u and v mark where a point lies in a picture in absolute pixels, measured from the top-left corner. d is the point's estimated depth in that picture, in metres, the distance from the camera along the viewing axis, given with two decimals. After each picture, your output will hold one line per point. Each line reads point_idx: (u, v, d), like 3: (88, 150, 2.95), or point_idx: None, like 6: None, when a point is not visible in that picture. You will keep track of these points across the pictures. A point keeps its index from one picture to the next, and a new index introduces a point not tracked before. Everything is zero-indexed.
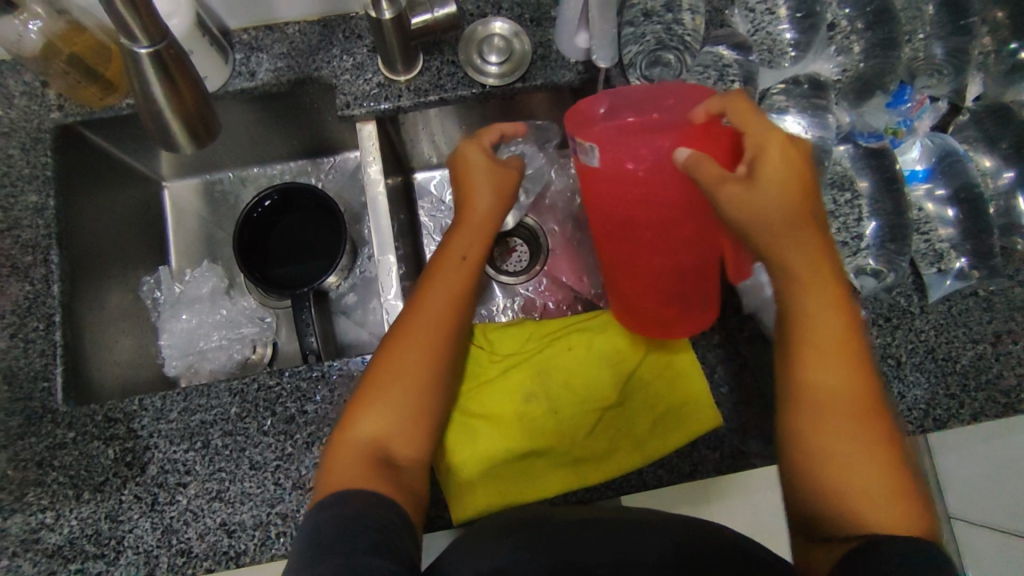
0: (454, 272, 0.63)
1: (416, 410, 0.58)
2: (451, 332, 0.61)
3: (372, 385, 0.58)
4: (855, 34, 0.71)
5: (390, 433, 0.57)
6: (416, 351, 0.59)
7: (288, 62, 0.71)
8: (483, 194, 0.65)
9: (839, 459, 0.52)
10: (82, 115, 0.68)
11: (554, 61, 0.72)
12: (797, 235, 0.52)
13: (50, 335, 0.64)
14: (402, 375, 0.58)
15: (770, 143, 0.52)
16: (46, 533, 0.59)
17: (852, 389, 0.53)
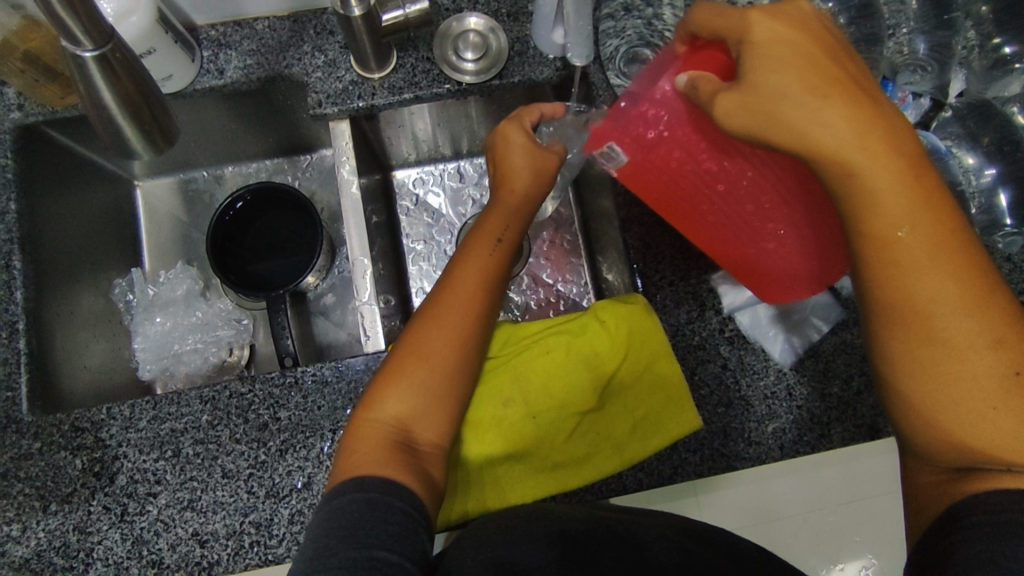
0: (489, 253, 0.62)
1: (447, 389, 0.56)
2: (478, 305, 0.59)
3: (394, 363, 0.57)
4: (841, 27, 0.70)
5: (418, 415, 0.55)
6: (440, 330, 0.57)
7: (258, 59, 0.69)
8: (520, 177, 0.65)
9: (946, 385, 0.44)
10: (44, 115, 0.67)
11: (532, 57, 0.71)
12: (840, 118, 0.44)
13: (13, 343, 0.62)
14: (423, 351, 0.56)
15: (755, 33, 0.44)
16: (12, 546, 0.58)
17: (948, 299, 0.44)
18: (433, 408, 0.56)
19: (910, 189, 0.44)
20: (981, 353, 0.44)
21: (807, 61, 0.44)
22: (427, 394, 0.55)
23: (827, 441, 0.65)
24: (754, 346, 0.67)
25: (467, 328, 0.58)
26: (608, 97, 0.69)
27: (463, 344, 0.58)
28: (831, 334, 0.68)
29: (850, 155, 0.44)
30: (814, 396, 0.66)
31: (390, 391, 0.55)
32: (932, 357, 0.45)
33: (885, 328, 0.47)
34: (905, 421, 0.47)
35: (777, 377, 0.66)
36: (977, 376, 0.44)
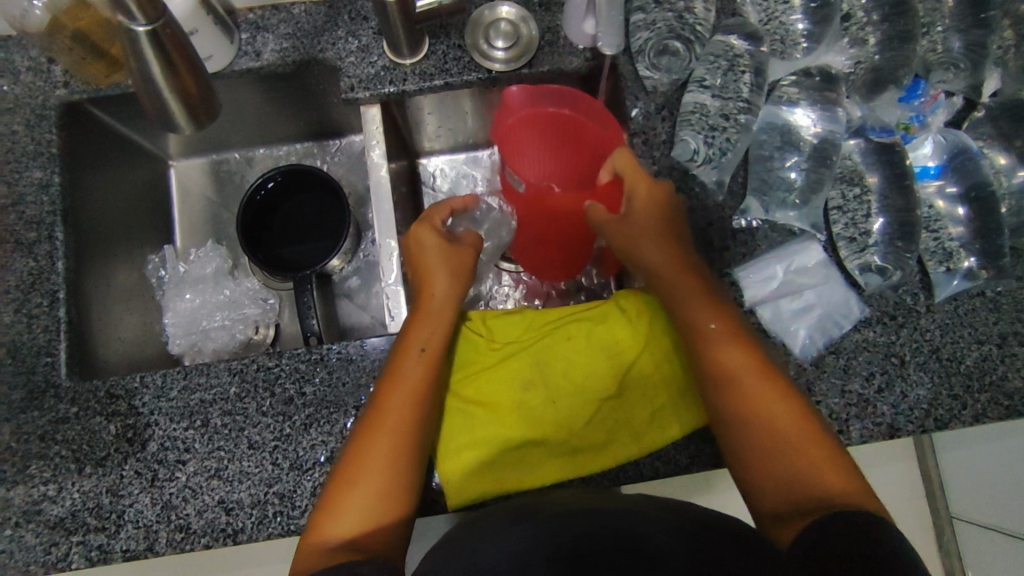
0: (414, 366, 0.59)
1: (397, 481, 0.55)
2: (418, 412, 0.57)
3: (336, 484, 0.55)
4: (871, 25, 0.70)
5: (367, 520, 0.53)
6: (375, 447, 0.55)
7: (293, 43, 0.71)
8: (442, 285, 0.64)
9: (774, 458, 0.55)
10: (89, 92, 0.68)
11: (562, 48, 0.72)
12: (663, 251, 0.65)
13: (54, 312, 0.64)
14: (368, 459, 0.55)
15: (640, 183, 0.66)
16: (48, 505, 0.60)
17: (762, 387, 0.58)
18: (384, 518, 0.54)
19: (703, 295, 0.62)
20: (795, 424, 0.56)
21: (654, 211, 0.65)
22: (373, 503, 0.54)
23: (846, 438, 0.66)
24: (775, 340, 0.67)
25: (408, 438, 0.57)
26: (638, 89, 0.72)
27: (404, 452, 0.56)
28: (853, 331, 0.68)
29: (673, 277, 0.63)
30: (834, 393, 0.67)
31: (339, 508, 0.54)
32: (756, 435, 0.56)
33: (715, 398, 0.59)
34: (756, 494, 0.56)
35: (797, 372, 0.67)
36: (793, 441, 0.55)
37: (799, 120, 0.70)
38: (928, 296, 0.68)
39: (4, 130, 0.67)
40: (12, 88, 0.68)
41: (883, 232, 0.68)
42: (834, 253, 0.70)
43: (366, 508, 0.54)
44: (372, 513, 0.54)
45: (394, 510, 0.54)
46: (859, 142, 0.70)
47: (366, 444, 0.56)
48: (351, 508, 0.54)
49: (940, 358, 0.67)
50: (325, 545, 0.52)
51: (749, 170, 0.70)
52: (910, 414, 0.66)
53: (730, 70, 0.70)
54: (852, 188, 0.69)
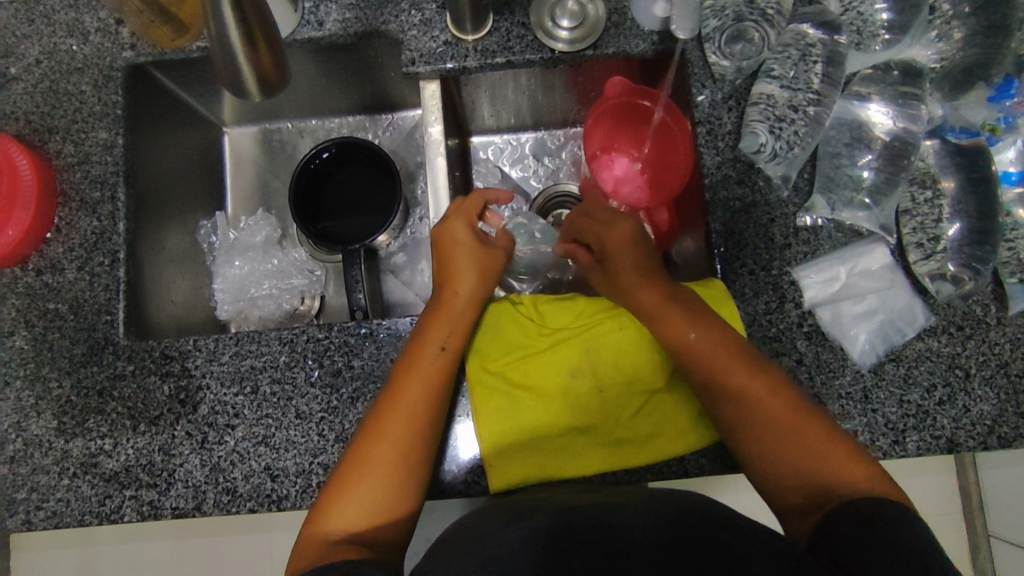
0: (431, 364, 0.58)
1: (400, 477, 0.55)
2: (429, 410, 0.57)
3: (341, 473, 0.55)
4: (958, 19, 0.66)
5: (373, 509, 0.53)
6: (385, 443, 0.55)
7: (356, 13, 0.70)
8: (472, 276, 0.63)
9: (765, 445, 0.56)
10: (153, 55, 0.69)
11: (628, 29, 0.69)
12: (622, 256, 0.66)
13: (114, 271, 0.65)
14: (379, 453, 0.55)
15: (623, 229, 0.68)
16: (104, 458, 0.62)
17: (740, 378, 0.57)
18: (389, 509, 0.54)
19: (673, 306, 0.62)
20: (777, 402, 0.57)
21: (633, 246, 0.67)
22: (376, 495, 0.54)
23: (901, 449, 0.64)
24: (832, 344, 0.65)
25: (419, 437, 0.56)
26: (704, 76, 0.69)
27: (411, 451, 0.55)
28: (916, 340, 0.65)
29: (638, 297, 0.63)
30: (892, 402, 0.65)
31: (342, 497, 0.54)
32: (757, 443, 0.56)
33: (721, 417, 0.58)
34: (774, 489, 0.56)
35: (854, 378, 0.65)
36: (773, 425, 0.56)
37: (872, 115, 0.66)
38: (1001, 309, 0.65)
39: (73, 89, 0.68)
40: (82, 48, 0.69)
41: (957, 237, 0.65)
42: (901, 256, 0.67)
43: (373, 496, 0.54)
44: (377, 506, 0.54)
45: (395, 507, 0.54)
46: (935, 142, 0.67)
47: (376, 437, 0.55)
48: (360, 497, 0.53)
49: (1009, 374, 0.65)
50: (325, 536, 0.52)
51: (817, 167, 0.67)
52: (972, 428, 0.64)
53: (802, 61, 0.67)
54: (925, 191, 0.66)
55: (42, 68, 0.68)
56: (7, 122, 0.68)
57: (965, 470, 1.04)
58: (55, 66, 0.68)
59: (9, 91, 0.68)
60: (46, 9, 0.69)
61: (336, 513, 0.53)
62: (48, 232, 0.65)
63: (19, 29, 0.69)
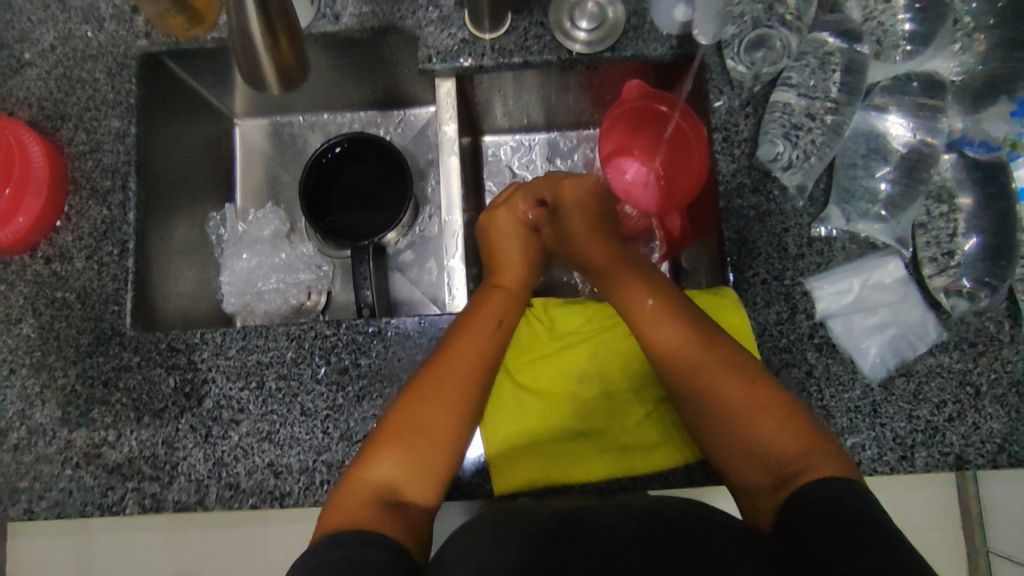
0: (487, 334, 0.61)
1: (447, 445, 0.55)
2: (474, 381, 0.58)
3: (391, 430, 0.55)
4: (981, 33, 0.65)
5: (414, 473, 0.54)
6: (435, 406, 0.56)
7: (373, 8, 0.69)
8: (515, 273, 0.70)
9: (735, 431, 0.55)
10: (167, 44, 0.68)
11: (647, 33, 0.69)
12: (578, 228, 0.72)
13: (123, 261, 0.65)
14: (430, 416, 0.55)
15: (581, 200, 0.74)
16: (107, 449, 0.61)
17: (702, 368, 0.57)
18: (426, 478, 0.54)
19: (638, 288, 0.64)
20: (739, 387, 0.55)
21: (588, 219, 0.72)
22: (418, 456, 0.54)
23: (908, 465, 0.63)
24: (843, 356, 0.65)
25: (470, 409, 0.57)
26: (722, 82, 0.68)
27: (462, 419, 0.56)
28: (927, 355, 0.65)
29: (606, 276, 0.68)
30: (901, 417, 0.64)
31: (390, 452, 0.54)
32: (721, 430, 0.56)
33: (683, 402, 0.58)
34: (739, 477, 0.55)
35: (864, 391, 0.64)
36: (740, 414, 0.55)
37: (890, 127, 0.66)
38: (1015, 326, 0.65)
39: (86, 77, 0.67)
40: (96, 36, 0.68)
41: (974, 252, 0.65)
42: (915, 270, 0.66)
43: (420, 461, 0.54)
44: (415, 470, 0.54)
45: (433, 475, 0.54)
46: (954, 156, 0.66)
47: (435, 401, 0.56)
48: (410, 460, 0.54)
49: (1021, 393, 0.64)
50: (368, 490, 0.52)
51: (833, 178, 0.66)
52: (982, 446, 0.64)
53: (820, 69, 0.67)
54: (940, 205, 0.65)
55: (56, 54, 0.68)
56: (19, 107, 0.67)
57: (966, 485, 1.03)
58: (69, 52, 0.68)
59: (22, 76, 0.68)
60: None
61: (379, 468, 0.53)
62: (57, 220, 0.65)
63: (34, 14, 0.68)
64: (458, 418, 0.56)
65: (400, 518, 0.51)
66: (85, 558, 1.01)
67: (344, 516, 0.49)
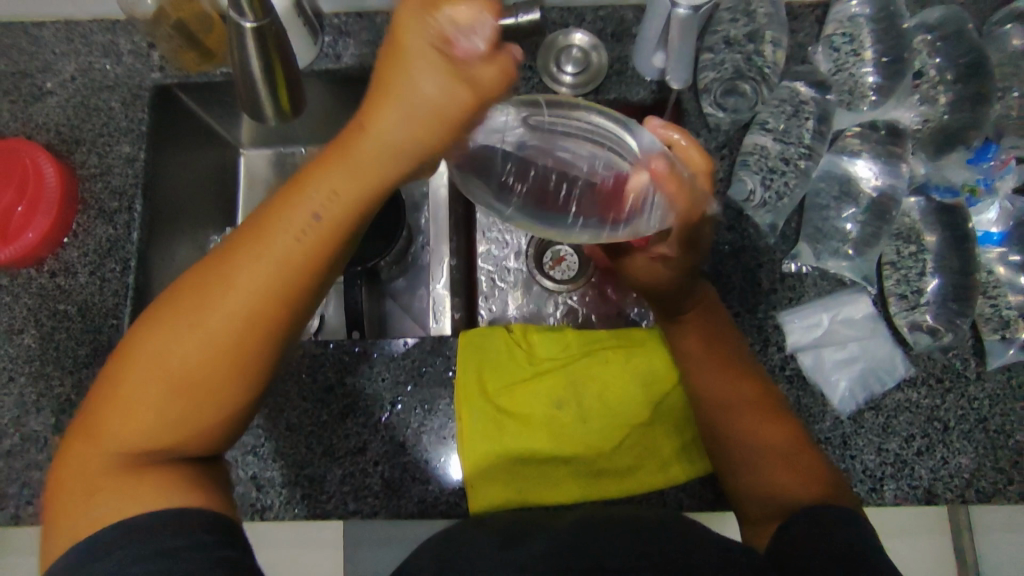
0: (289, 238, 0.41)
1: (209, 395, 0.43)
2: (269, 305, 0.42)
3: (115, 376, 0.43)
4: (943, 85, 0.69)
5: (176, 431, 0.43)
6: (207, 330, 0.42)
7: (373, 50, 0.74)
8: (363, 160, 0.40)
9: (750, 470, 0.57)
10: (180, 78, 0.73)
11: (630, 78, 0.73)
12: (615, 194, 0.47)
13: (124, 278, 0.68)
14: (181, 360, 0.42)
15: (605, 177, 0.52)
16: None
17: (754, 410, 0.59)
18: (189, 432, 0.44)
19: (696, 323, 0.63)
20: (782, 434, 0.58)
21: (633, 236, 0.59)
22: (185, 400, 0.43)
23: (878, 497, 0.65)
24: (813, 389, 0.67)
25: (252, 345, 0.42)
26: (699, 125, 0.72)
27: (237, 363, 0.42)
28: (896, 390, 0.67)
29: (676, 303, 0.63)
30: (870, 449, 0.66)
31: (127, 405, 0.43)
32: (748, 460, 0.58)
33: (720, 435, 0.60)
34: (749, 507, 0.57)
35: (834, 424, 0.66)
36: (764, 459, 0.57)
37: (858, 171, 0.70)
38: (980, 364, 0.67)
39: (103, 106, 0.72)
40: (115, 68, 0.73)
41: (938, 291, 0.67)
42: (883, 307, 0.69)
43: (168, 415, 0.43)
44: (179, 422, 0.43)
45: (204, 425, 0.44)
46: (919, 200, 0.69)
47: (175, 343, 0.42)
48: (158, 412, 0.43)
49: (987, 429, 0.66)
50: (109, 451, 0.43)
51: (804, 217, 0.70)
52: (949, 480, 0.65)
53: (795, 116, 0.70)
54: (909, 245, 0.68)
55: (75, 84, 0.73)
56: (38, 131, 0.71)
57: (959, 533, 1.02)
58: (87, 82, 0.72)
59: (42, 104, 0.72)
60: (84, 30, 0.74)
61: (117, 423, 0.43)
62: (65, 237, 0.68)
63: (57, 47, 0.73)
64: (233, 363, 0.42)
65: (195, 464, 0.45)
66: None
67: (80, 487, 0.42)
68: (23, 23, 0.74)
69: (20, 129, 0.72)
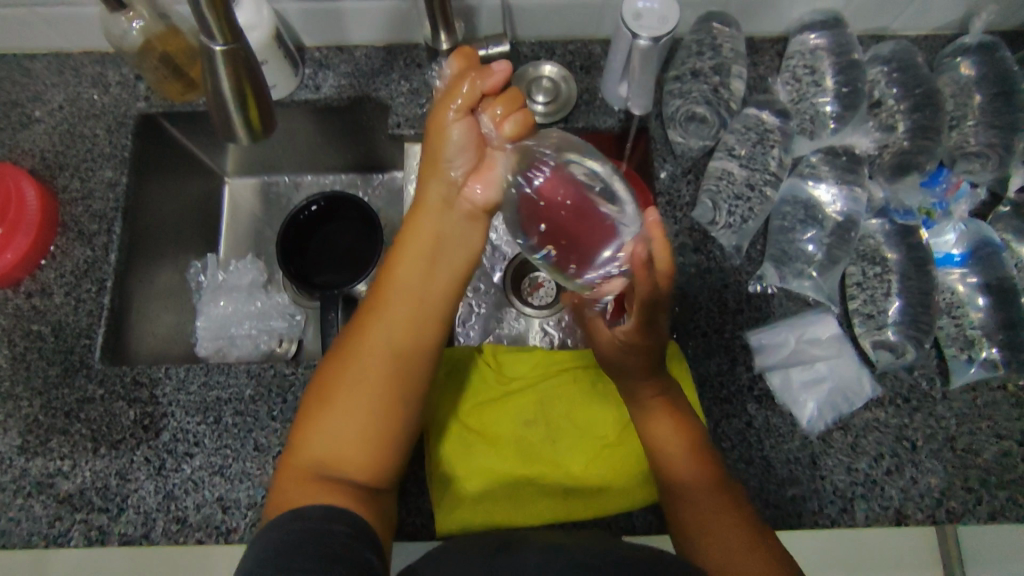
0: (402, 304, 0.61)
1: (378, 419, 0.57)
2: (420, 338, 0.61)
3: (307, 412, 0.57)
4: (901, 113, 0.72)
5: (354, 450, 0.55)
6: (355, 369, 0.58)
7: (351, 81, 0.77)
8: (422, 230, 0.63)
9: (713, 539, 0.55)
10: (164, 107, 0.76)
11: (598, 107, 0.76)
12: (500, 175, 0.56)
13: (99, 298, 0.69)
14: (358, 394, 0.57)
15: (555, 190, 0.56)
16: (60, 479, 0.63)
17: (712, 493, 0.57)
18: (362, 454, 0.55)
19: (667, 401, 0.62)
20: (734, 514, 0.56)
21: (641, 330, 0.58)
22: (362, 422, 0.56)
23: (849, 518, 0.64)
24: (781, 409, 0.67)
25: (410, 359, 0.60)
26: (666, 152, 0.75)
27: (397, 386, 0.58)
28: (864, 410, 0.67)
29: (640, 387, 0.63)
30: (841, 470, 0.66)
31: (316, 428, 0.56)
32: (713, 539, 0.55)
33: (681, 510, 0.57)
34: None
35: (803, 444, 0.66)
36: (720, 521, 0.55)
37: (821, 194, 0.71)
38: (945, 382, 0.68)
39: (88, 133, 0.74)
40: (102, 98, 0.75)
41: (899, 314, 0.68)
42: (848, 328, 0.70)
43: (346, 435, 0.55)
44: (359, 444, 0.56)
45: (377, 440, 0.56)
46: (881, 222, 0.71)
47: (341, 399, 0.57)
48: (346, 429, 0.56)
49: (956, 449, 0.66)
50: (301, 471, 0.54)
51: (769, 239, 0.71)
52: (920, 501, 0.65)
53: (760, 143, 0.72)
54: (873, 266, 0.69)
55: (63, 112, 0.75)
56: (23, 157, 0.74)
57: None
58: (74, 111, 0.75)
59: (29, 131, 0.74)
60: (75, 62, 0.77)
61: (311, 448, 0.55)
62: (43, 258, 0.70)
63: (48, 78, 0.76)
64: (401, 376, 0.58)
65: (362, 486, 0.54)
66: None
67: (291, 494, 0.52)
68: (16, 55, 0.77)
69: (6, 154, 0.74)
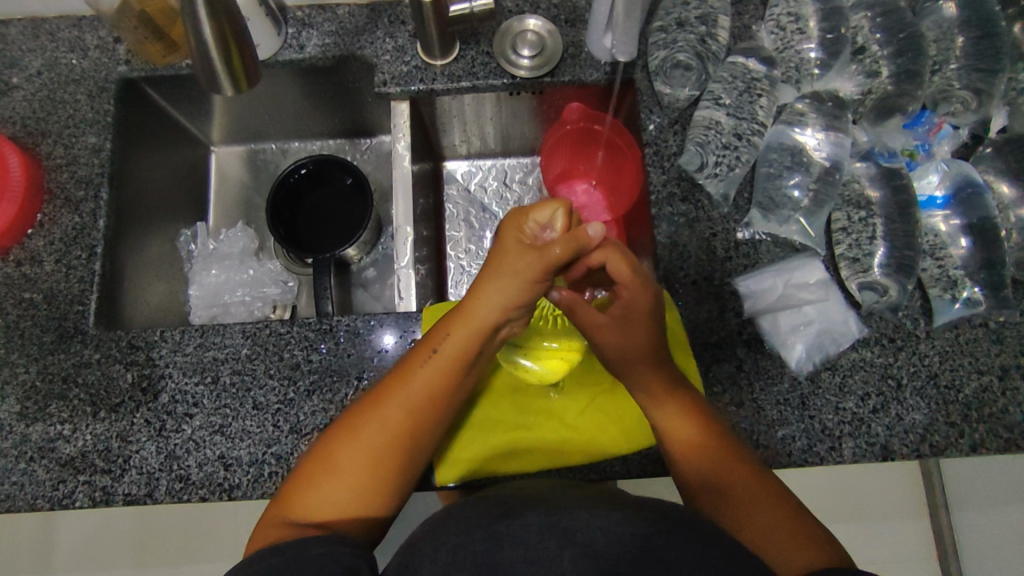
0: (424, 368, 0.55)
1: (377, 484, 0.53)
2: (437, 416, 0.56)
3: (309, 463, 0.53)
4: (884, 59, 0.73)
5: (348, 503, 0.52)
6: (364, 434, 0.53)
7: (335, 39, 0.76)
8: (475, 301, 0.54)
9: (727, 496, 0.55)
10: (146, 71, 0.75)
11: (584, 61, 0.76)
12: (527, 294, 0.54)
13: (90, 265, 0.69)
14: (360, 456, 0.52)
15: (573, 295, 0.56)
16: (62, 443, 0.64)
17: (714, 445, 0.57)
18: (351, 510, 0.52)
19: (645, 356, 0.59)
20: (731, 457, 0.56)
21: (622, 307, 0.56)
22: (360, 478, 0.52)
23: (838, 455, 0.66)
24: (769, 351, 0.68)
25: (418, 434, 0.55)
26: (652, 103, 0.75)
27: (404, 446, 0.54)
28: (851, 350, 0.69)
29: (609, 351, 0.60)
30: (828, 409, 0.67)
31: (312, 487, 0.52)
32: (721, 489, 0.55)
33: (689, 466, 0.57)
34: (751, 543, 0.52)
35: (792, 384, 0.68)
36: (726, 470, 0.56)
37: (808, 142, 0.71)
38: (928, 321, 0.69)
39: (69, 98, 0.73)
40: (81, 62, 0.74)
41: (885, 259, 0.69)
42: (834, 271, 0.71)
43: (342, 498, 0.52)
44: (349, 503, 0.52)
45: (370, 505, 0.52)
46: (867, 164, 0.72)
47: (345, 457, 0.52)
48: (338, 488, 0.52)
49: (938, 385, 0.68)
50: (285, 522, 0.50)
51: (755, 187, 0.72)
52: (905, 436, 0.67)
53: (747, 92, 0.73)
54: (858, 211, 0.70)
55: (41, 79, 0.74)
56: (3, 125, 0.72)
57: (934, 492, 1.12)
58: (53, 77, 0.74)
59: (8, 98, 0.73)
60: (50, 27, 0.75)
61: (302, 501, 0.51)
62: (31, 227, 0.69)
63: (24, 44, 0.75)
64: (405, 443, 0.54)
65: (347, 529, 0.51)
66: (47, 559, 1.02)
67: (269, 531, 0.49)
68: None
69: None
